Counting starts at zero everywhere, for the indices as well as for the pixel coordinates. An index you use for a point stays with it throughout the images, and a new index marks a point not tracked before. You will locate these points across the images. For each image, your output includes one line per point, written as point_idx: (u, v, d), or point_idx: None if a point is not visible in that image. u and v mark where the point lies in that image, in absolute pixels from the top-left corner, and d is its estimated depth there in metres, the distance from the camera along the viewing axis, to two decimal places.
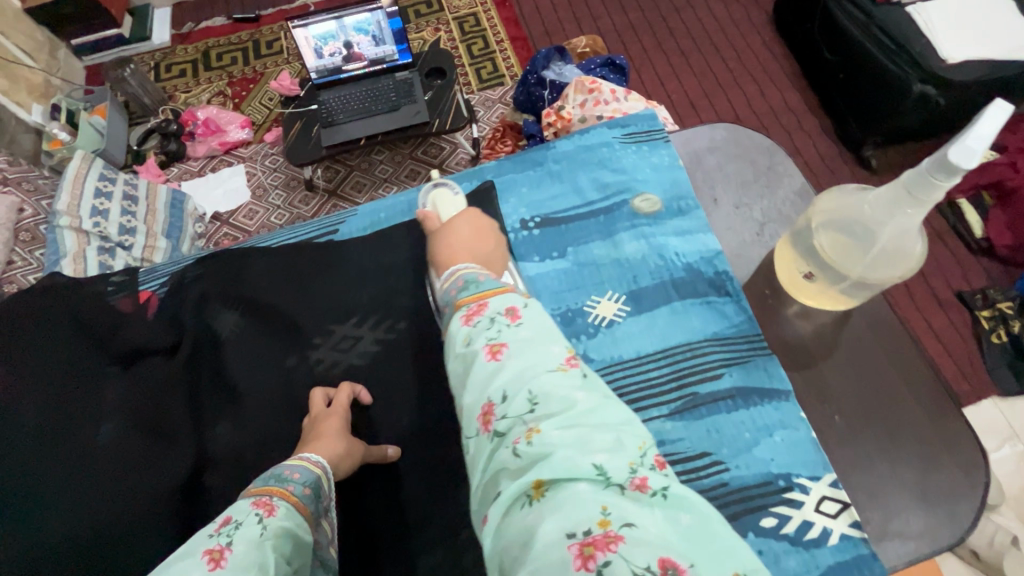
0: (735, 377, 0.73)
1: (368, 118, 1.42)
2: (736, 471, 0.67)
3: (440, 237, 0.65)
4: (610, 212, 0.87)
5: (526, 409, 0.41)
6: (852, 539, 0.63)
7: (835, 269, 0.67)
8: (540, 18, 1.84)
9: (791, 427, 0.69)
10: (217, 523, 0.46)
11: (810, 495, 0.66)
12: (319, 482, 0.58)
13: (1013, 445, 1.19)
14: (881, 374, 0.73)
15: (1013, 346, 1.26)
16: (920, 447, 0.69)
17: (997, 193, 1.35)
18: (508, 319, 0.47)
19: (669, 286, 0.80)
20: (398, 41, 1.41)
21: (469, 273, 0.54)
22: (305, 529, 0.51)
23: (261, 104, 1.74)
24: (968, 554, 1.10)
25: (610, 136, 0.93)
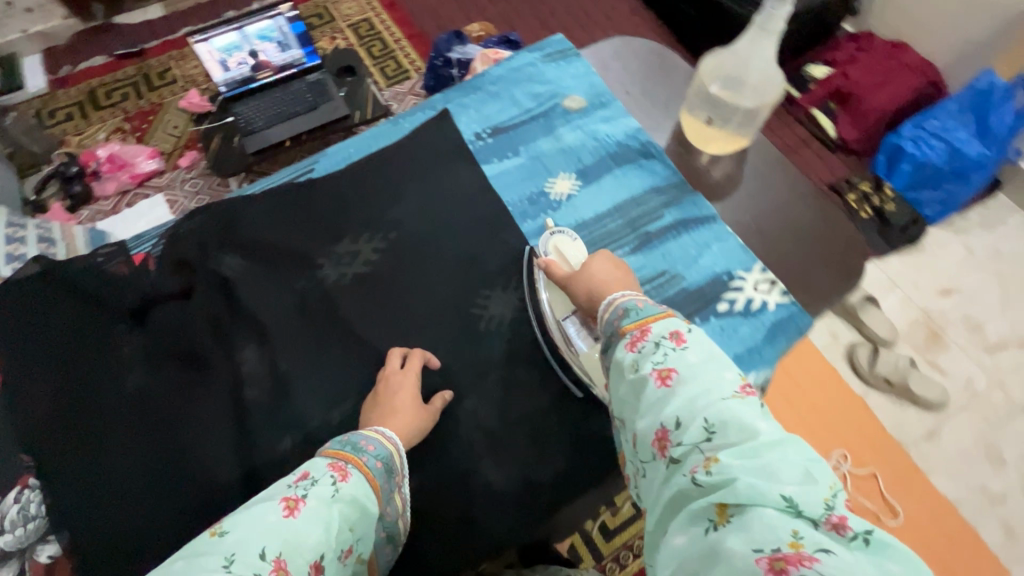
0: (673, 212, 0.88)
1: (288, 120, 1.45)
2: (692, 278, 0.83)
3: (583, 280, 0.74)
4: (546, 114, 0.98)
5: (703, 436, 0.50)
6: (784, 303, 0.82)
7: (729, 108, 0.85)
8: (431, 15, 1.95)
9: (723, 239, 0.86)
10: (296, 479, 0.56)
11: (747, 280, 0.83)
12: (390, 457, 0.63)
13: (896, 293, 1.46)
14: (785, 225, 0.90)
15: (877, 216, 1.52)
16: (825, 272, 0.87)
17: (838, 99, 1.64)
18: (673, 342, 0.58)
19: (607, 158, 0.93)
20: (303, 44, 1.48)
21: (627, 301, 0.65)
22: (371, 499, 0.58)
23: (167, 133, 1.70)
24: (883, 383, 1.33)
25: (533, 57, 1.04)
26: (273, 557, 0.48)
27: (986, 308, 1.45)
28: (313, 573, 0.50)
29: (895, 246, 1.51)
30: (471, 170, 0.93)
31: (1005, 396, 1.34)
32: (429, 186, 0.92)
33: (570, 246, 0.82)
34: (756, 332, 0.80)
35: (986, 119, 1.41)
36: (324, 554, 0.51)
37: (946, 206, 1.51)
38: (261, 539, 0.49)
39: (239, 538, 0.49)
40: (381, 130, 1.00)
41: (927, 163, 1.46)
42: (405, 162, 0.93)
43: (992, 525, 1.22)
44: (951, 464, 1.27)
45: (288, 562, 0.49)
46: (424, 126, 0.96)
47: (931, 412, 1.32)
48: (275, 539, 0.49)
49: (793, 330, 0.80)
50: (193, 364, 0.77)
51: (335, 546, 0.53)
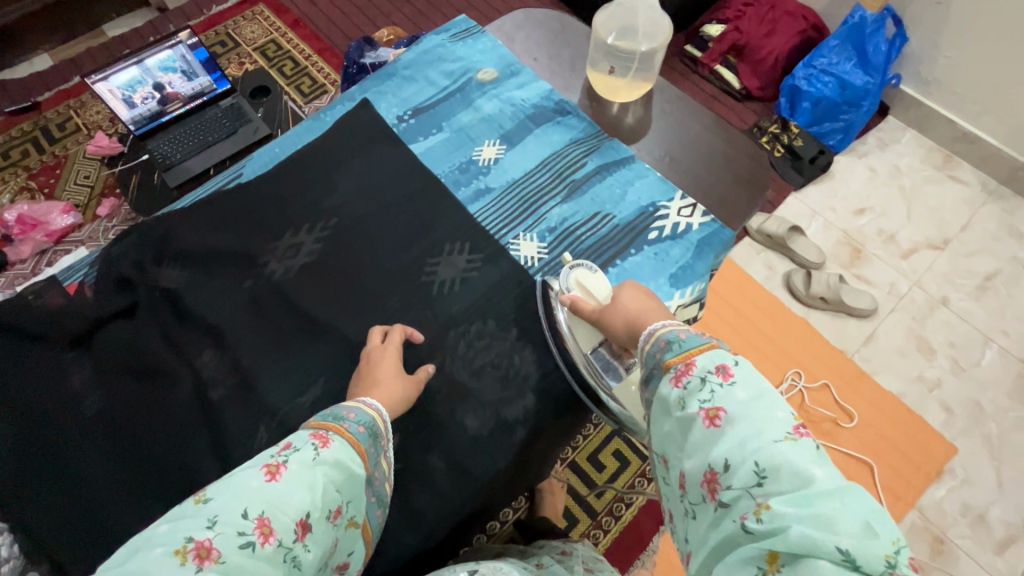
0: (596, 159, 0.94)
1: (208, 149, 1.42)
2: (620, 215, 0.89)
3: (618, 315, 0.73)
4: (462, 88, 1.01)
5: (753, 481, 0.49)
6: (708, 221, 0.88)
7: (626, 53, 0.96)
8: (338, 27, 1.95)
9: (643, 176, 0.92)
10: (281, 446, 0.58)
11: (672, 207, 0.89)
12: (374, 421, 0.66)
13: (817, 220, 1.58)
14: (699, 160, 0.97)
15: (789, 153, 1.65)
16: (743, 199, 0.94)
17: (736, 53, 1.75)
18: (719, 377, 0.57)
19: (526, 121, 0.98)
20: (210, 70, 1.45)
21: (669, 334, 0.65)
22: (354, 460, 0.61)
23: (79, 184, 1.62)
24: (820, 301, 1.43)
25: (440, 39, 1.06)
26: (255, 515, 0.51)
27: (896, 218, 1.59)
28: (299, 530, 0.53)
29: (809, 177, 1.63)
30: (400, 157, 0.93)
31: (925, 293, 1.48)
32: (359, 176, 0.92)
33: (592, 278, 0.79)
34: (686, 252, 0.86)
35: (864, 50, 1.55)
36: (309, 513, 0.54)
37: (847, 133, 1.63)
38: (247, 501, 0.52)
39: (224, 502, 0.51)
40: (300, 129, 0.99)
41: (822, 97, 1.59)
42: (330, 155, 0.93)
43: (934, 408, 1.34)
44: (890, 362, 1.39)
45: (271, 521, 0.51)
46: (343, 118, 0.97)
47: (865, 320, 1.44)
48: (258, 500, 0.52)
49: (718, 243, 0.86)
50: (147, 372, 0.76)
51: (322, 506, 0.56)
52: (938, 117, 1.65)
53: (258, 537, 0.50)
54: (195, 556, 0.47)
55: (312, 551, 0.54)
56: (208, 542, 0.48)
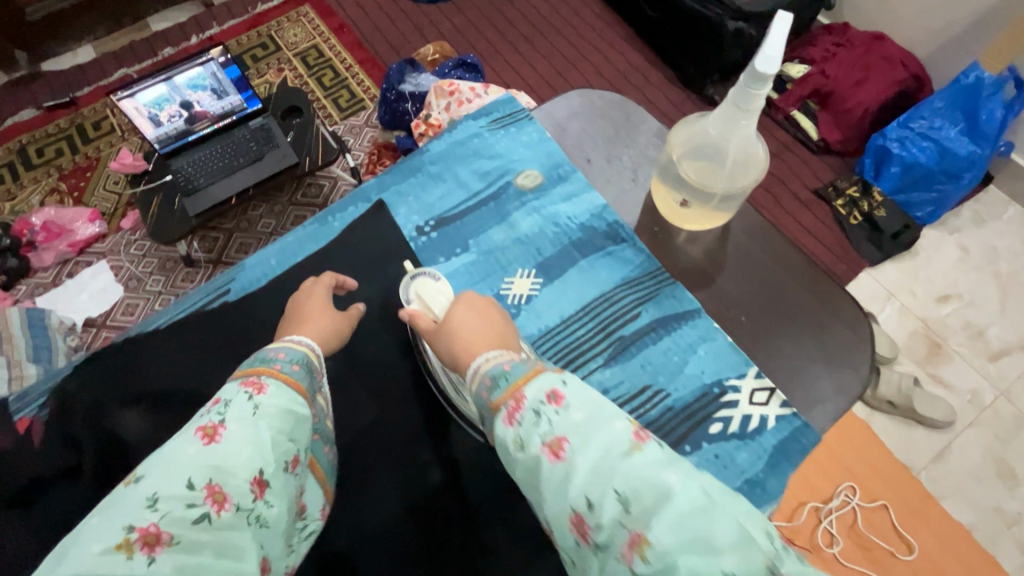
0: (651, 311, 0.78)
1: (231, 175, 1.35)
2: (676, 394, 0.73)
3: (443, 336, 0.59)
4: (497, 196, 0.88)
5: (621, 513, 0.40)
6: (785, 417, 0.72)
7: (704, 190, 0.75)
8: (383, 35, 1.83)
9: (709, 339, 0.76)
10: (208, 406, 0.48)
11: (742, 392, 0.73)
12: (308, 358, 0.58)
13: (892, 303, 1.39)
14: (770, 272, 0.82)
15: (867, 222, 1.45)
16: (821, 327, 0.79)
17: (818, 99, 1.55)
18: (553, 405, 0.45)
19: (570, 249, 0.83)
20: (241, 89, 1.34)
21: (493, 369, 0.51)
22: (300, 401, 0.52)
23: (107, 190, 1.57)
24: (887, 406, 1.26)
25: (477, 127, 0.93)
26: (202, 485, 0.42)
27: (987, 311, 1.38)
28: (257, 488, 0.45)
29: (889, 253, 1.43)
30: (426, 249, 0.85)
31: (1012, 406, 1.28)
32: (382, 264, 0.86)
33: (434, 291, 0.73)
34: (755, 460, 0.70)
35: (975, 116, 1.32)
36: (265, 468, 0.46)
37: (939, 207, 1.42)
38: (186, 469, 0.42)
39: (160, 478, 0.41)
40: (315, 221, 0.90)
41: (916, 164, 1.38)
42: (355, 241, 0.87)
43: (1010, 548, 1.16)
44: (962, 486, 1.21)
45: (224, 485, 0.43)
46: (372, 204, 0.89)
47: (939, 432, 1.26)
48: (200, 468, 0.42)
49: (799, 450, 0.70)
50: None
51: (277, 459, 0.47)
52: None
53: (212, 507, 0.41)
54: (142, 545, 0.38)
55: (277, 507, 0.46)
56: (155, 527, 0.39)
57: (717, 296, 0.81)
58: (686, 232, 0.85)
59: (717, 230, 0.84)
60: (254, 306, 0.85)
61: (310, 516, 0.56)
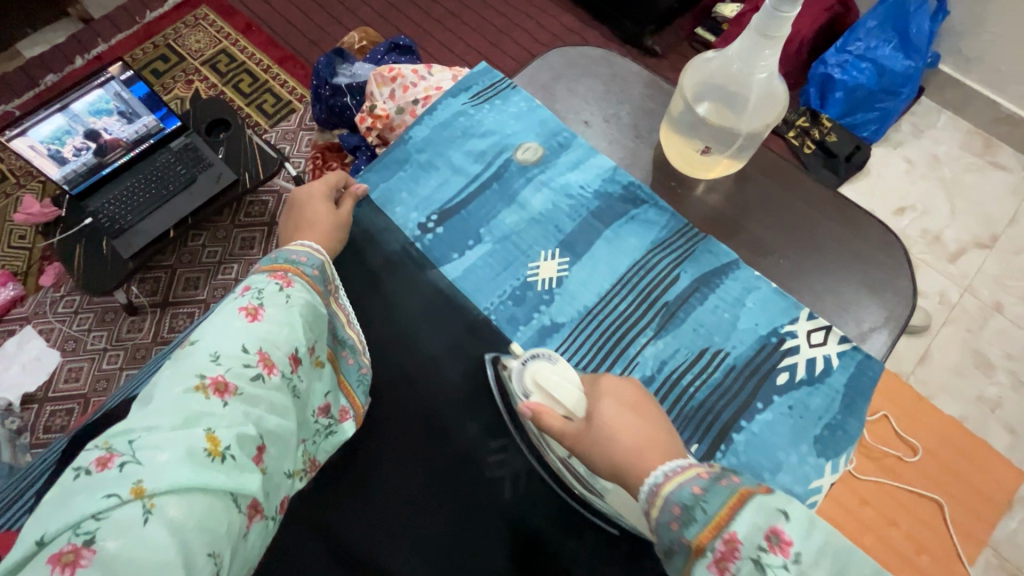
0: (690, 270, 0.74)
1: (164, 206, 1.21)
2: (736, 351, 0.69)
3: (596, 434, 0.55)
4: (499, 176, 0.80)
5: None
6: (847, 352, 0.70)
7: (727, 133, 0.75)
8: (298, 30, 1.68)
9: (754, 288, 0.73)
10: (243, 292, 0.54)
11: (800, 336, 0.70)
12: (324, 267, 0.63)
13: None
14: (791, 211, 0.80)
15: (820, 149, 1.46)
16: (852, 257, 0.78)
17: None
18: (780, 554, 0.39)
19: (591, 219, 0.78)
20: (154, 107, 1.19)
21: (680, 494, 0.45)
22: (319, 300, 0.59)
23: (13, 246, 1.36)
24: None
25: (459, 104, 0.84)
26: (255, 349, 0.49)
27: (940, 216, 1.46)
28: (294, 362, 0.52)
29: (845, 176, 1.47)
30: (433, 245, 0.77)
31: (977, 299, 1.37)
32: (389, 270, 0.76)
33: (554, 376, 0.62)
34: (830, 403, 0.67)
35: (907, 31, 1.37)
36: (298, 347, 0.53)
37: (883, 123, 1.48)
38: (239, 339, 0.49)
39: (215, 340, 0.48)
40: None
41: (858, 86, 1.42)
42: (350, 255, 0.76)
43: (996, 430, 1.25)
44: (947, 383, 1.29)
45: (271, 354, 0.50)
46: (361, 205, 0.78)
47: (919, 336, 1.33)
48: (250, 337, 0.50)
49: (869, 384, 0.68)
50: None
51: (305, 344, 0.54)
52: (980, 98, 1.50)
53: (263, 367, 0.49)
54: (215, 391, 0.45)
55: (305, 382, 0.54)
56: (224, 376, 0.46)
57: (749, 243, 0.78)
58: (706, 182, 0.81)
59: (732, 176, 0.81)
60: None
61: (334, 417, 0.61)
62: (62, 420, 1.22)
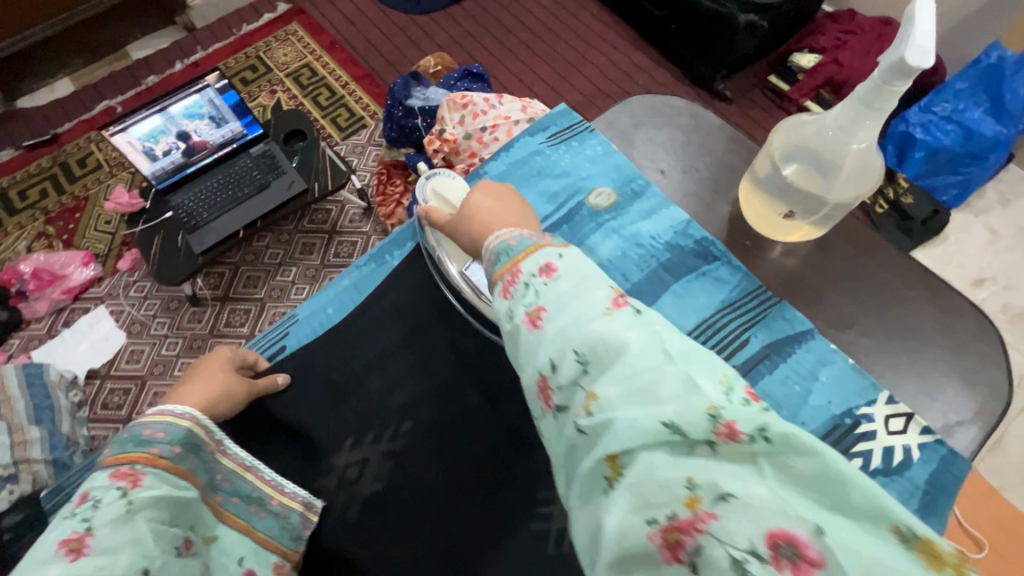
0: (761, 336, 0.71)
1: (237, 207, 1.28)
2: (805, 429, 0.65)
3: (465, 222, 0.59)
4: (570, 218, 0.80)
5: (578, 372, 0.39)
6: (929, 445, 0.64)
7: (813, 198, 0.70)
8: (378, 50, 1.77)
9: (828, 362, 0.69)
10: (72, 504, 0.45)
11: (877, 421, 0.66)
12: (188, 433, 0.55)
13: None
14: (876, 283, 0.76)
15: (895, 210, 1.40)
16: (943, 339, 0.73)
17: (832, 88, 1.53)
18: (543, 276, 0.44)
19: (660, 271, 0.76)
20: (241, 114, 1.26)
21: (499, 246, 0.49)
22: (179, 489, 0.51)
23: (99, 230, 1.47)
24: None
25: (537, 143, 0.86)
26: None
27: None
28: None
29: (919, 241, 1.41)
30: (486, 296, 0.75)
31: None
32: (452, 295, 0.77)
33: (450, 187, 0.80)
34: (907, 499, 0.62)
35: (1000, 96, 1.30)
36: (151, 566, 0.44)
37: (965, 189, 1.41)
38: None
39: None
40: (399, 244, 0.83)
41: (941, 148, 1.35)
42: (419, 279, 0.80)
43: None
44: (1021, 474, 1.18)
45: None
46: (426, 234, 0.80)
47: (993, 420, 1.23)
48: None
49: (953, 484, 0.63)
50: None
51: (165, 549, 0.46)
52: None
53: None
54: None
55: None
56: None
57: (824, 312, 0.75)
58: (784, 246, 0.78)
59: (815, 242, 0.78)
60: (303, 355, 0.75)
61: None
62: (120, 398, 1.29)
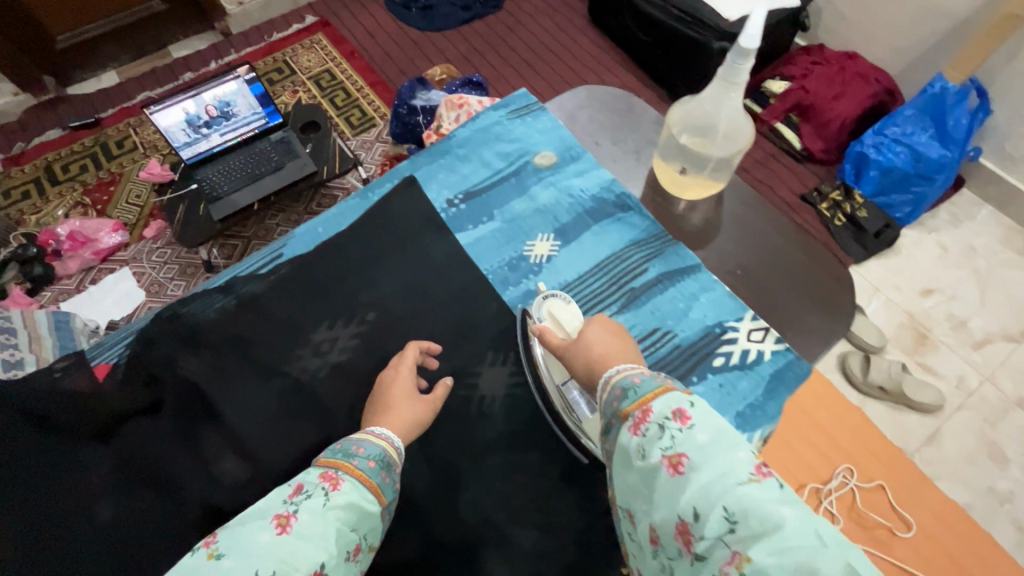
0: (658, 266, 0.88)
1: (253, 183, 1.43)
2: (683, 334, 0.82)
3: (582, 354, 0.68)
4: (518, 173, 0.98)
5: (725, 529, 0.45)
6: (780, 350, 0.81)
7: (700, 156, 0.89)
8: (392, 60, 1.96)
9: (710, 289, 0.86)
10: (291, 490, 0.55)
11: (741, 331, 0.83)
12: (385, 454, 0.62)
13: (878, 297, 1.47)
14: (776, 250, 0.93)
15: (851, 223, 1.55)
16: (826, 299, 0.89)
17: (799, 112, 1.67)
18: (678, 422, 0.52)
19: (585, 215, 0.93)
20: (264, 104, 1.44)
21: (624, 381, 0.59)
22: (366, 502, 0.57)
23: (130, 203, 1.65)
24: (878, 391, 1.33)
25: (498, 116, 1.04)
26: None
27: (968, 303, 1.47)
28: None
29: (872, 251, 1.52)
30: (443, 240, 0.91)
31: (997, 390, 1.35)
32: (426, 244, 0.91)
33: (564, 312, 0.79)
34: (755, 388, 0.79)
35: (943, 122, 1.44)
36: (326, 562, 0.50)
37: (917, 207, 1.53)
38: (257, 560, 0.47)
39: (235, 563, 0.47)
40: (381, 184, 0.98)
41: (893, 168, 1.49)
42: (397, 226, 0.92)
43: (1004, 525, 1.22)
44: (955, 467, 1.27)
45: None
46: (407, 194, 0.95)
47: (931, 416, 1.32)
48: (268, 559, 0.48)
49: (794, 378, 0.79)
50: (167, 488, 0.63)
51: (339, 551, 0.52)
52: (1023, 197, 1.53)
53: None
54: None
55: None
56: None
57: (714, 255, 0.93)
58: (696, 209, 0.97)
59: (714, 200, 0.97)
60: (286, 297, 0.83)
61: None
62: None
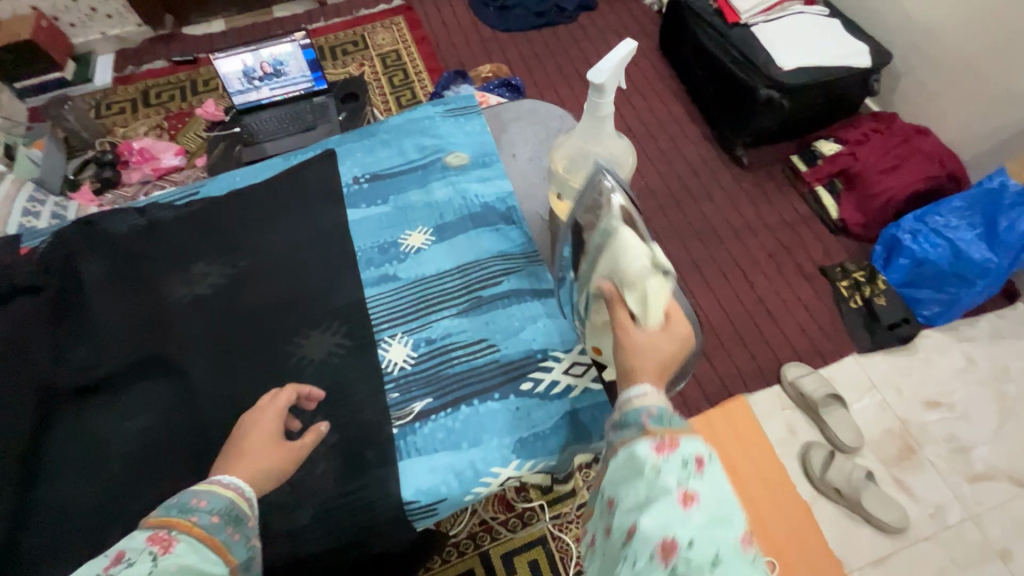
0: (512, 281, 0.90)
1: (285, 138, 1.56)
2: (504, 350, 0.83)
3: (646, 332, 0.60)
4: (427, 166, 1.04)
5: (708, 566, 0.43)
6: (592, 391, 0.80)
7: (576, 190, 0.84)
8: (456, 52, 2.05)
9: (553, 315, 0.86)
10: (109, 560, 0.48)
11: (561, 362, 0.82)
12: (229, 506, 0.57)
13: (872, 395, 1.33)
14: None
15: (867, 308, 1.43)
16: None
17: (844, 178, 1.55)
18: (698, 467, 0.49)
19: (467, 219, 0.97)
20: (313, 69, 1.59)
21: (658, 405, 0.55)
22: (205, 560, 0.50)
23: (195, 134, 1.87)
24: (833, 492, 1.21)
25: (433, 112, 1.11)
26: None
27: (978, 430, 1.29)
28: None
29: (879, 343, 1.39)
30: (335, 213, 0.98)
31: (980, 533, 1.18)
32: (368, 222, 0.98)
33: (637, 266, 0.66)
34: (548, 418, 0.79)
35: (994, 222, 1.27)
36: None
37: (948, 309, 1.37)
38: None
39: None
40: (308, 152, 1.09)
41: (926, 261, 1.34)
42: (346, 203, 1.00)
43: None
44: None
45: None
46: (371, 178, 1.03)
47: (890, 538, 1.18)
48: None
49: (590, 421, 0.78)
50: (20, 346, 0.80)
51: None
52: None
53: None
54: None
55: None
56: None
57: None
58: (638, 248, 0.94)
59: None
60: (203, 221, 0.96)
61: None
62: None
